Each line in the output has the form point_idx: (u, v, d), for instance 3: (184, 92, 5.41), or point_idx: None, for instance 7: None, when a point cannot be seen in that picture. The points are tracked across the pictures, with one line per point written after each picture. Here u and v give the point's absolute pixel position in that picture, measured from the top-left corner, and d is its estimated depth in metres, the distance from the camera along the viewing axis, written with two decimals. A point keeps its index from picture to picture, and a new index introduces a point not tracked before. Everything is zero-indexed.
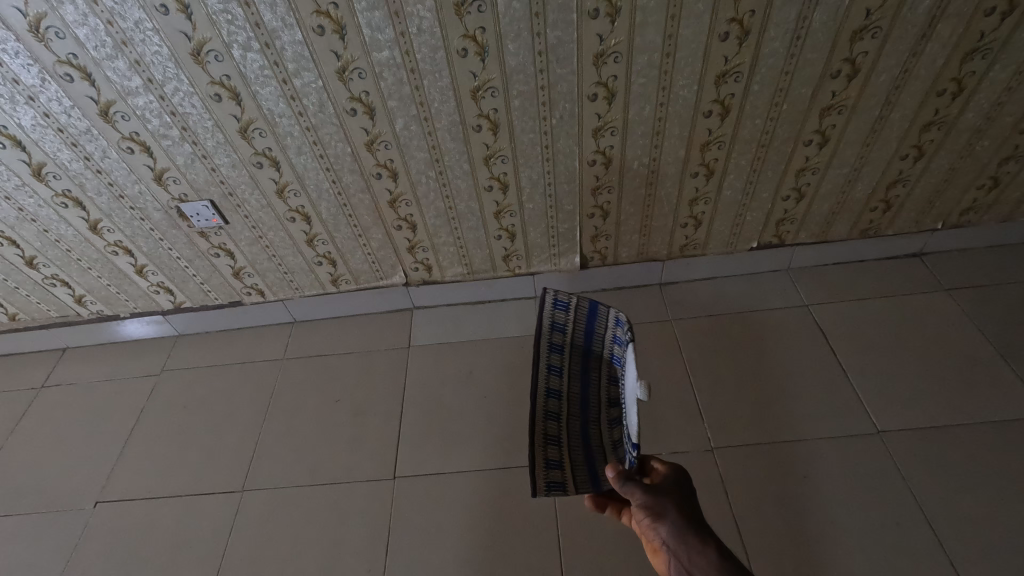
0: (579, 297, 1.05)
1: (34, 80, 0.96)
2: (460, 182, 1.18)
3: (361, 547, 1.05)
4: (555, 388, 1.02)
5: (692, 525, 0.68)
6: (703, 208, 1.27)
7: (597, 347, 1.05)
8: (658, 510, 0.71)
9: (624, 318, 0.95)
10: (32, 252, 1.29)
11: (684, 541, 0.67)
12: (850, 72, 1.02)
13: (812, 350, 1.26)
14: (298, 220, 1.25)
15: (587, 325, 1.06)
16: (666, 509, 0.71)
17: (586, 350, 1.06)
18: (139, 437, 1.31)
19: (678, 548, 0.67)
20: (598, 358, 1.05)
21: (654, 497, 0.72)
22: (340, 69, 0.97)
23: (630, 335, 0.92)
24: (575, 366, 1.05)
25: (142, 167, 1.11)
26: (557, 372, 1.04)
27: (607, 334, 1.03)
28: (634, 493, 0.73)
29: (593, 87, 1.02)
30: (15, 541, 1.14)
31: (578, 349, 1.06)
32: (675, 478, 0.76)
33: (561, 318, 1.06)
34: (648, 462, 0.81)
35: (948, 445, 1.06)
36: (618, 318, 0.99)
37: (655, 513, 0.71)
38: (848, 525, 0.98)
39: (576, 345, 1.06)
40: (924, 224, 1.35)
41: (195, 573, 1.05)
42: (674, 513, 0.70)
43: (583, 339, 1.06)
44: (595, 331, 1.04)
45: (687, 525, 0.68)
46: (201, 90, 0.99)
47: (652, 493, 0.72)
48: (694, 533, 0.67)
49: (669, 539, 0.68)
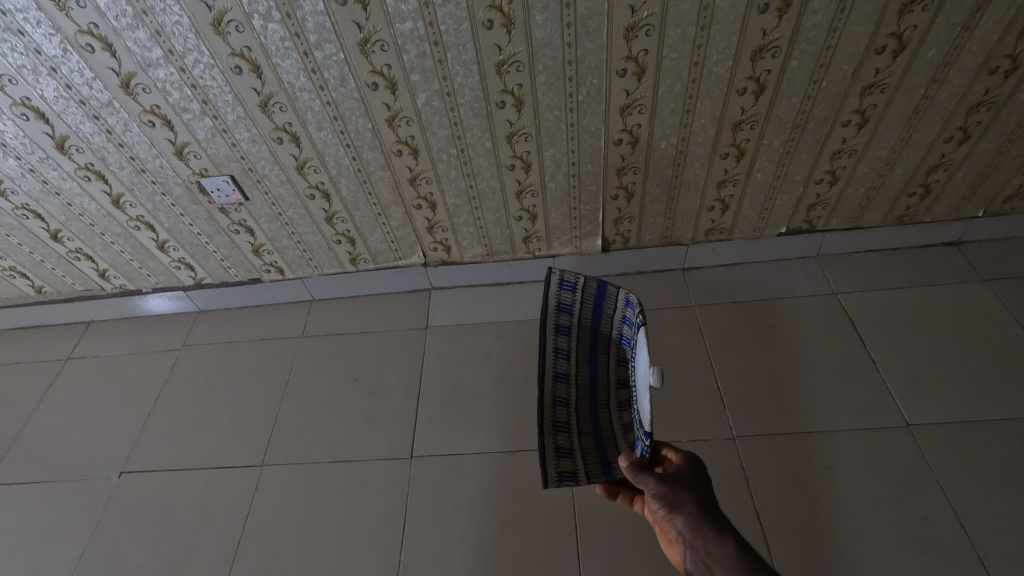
0: (587, 277, 0.99)
1: (56, 50, 0.95)
2: (482, 160, 1.15)
3: (378, 525, 1.06)
4: (563, 372, 0.98)
5: (709, 517, 0.65)
6: (731, 191, 1.23)
7: (606, 328, 1.00)
8: (673, 501, 0.68)
9: (635, 301, 0.88)
10: (57, 226, 1.30)
11: (700, 532, 0.64)
12: (895, 48, 0.96)
13: (840, 340, 1.22)
14: (318, 197, 1.23)
15: (595, 305, 1.00)
16: (681, 499, 0.68)
17: (594, 331, 1.01)
18: (161, 410, 1.33)
19: (694, 540, 0.64)
20: (607, 339, 1.00)
21: (668, 487, 0.69)
22: (363, 41, 0.95)
23: (642, 319, 0.84)
24: (583, 349, 1.01)
25: (163, 141, 1.10)
26: (565, 355, 1.00)
27: (616, 315, 0.97)
28: (647, 483, 0.70)
29: (623, 62, 0.98)
30: (44, 508, 1.18)
31: (587, 330, 1.01)
32: (690, 466, 0.73)
33: (568, 299, 1.01)
34: (660, 450, 0.77)
35: (982, 441, 1.02)
36: (628, 300, 0.92)
37: (670, 503, 0.68)
38: (873, 519, 0.96)
39: (583, 326, 1.01)
40: (964, 211, 1.29)
41: (217, 544, 1.07)
42: (689, 504, 0.67)
43: (591, 320, 1.01)
44: (604, 312, 0.99)
45: (703, 516, 0.66)
46: (222, 62, 0.97)
47: (666, 483, 0.70)
48: (710, 525, 0.64)
49: (685, 531, 0.65)
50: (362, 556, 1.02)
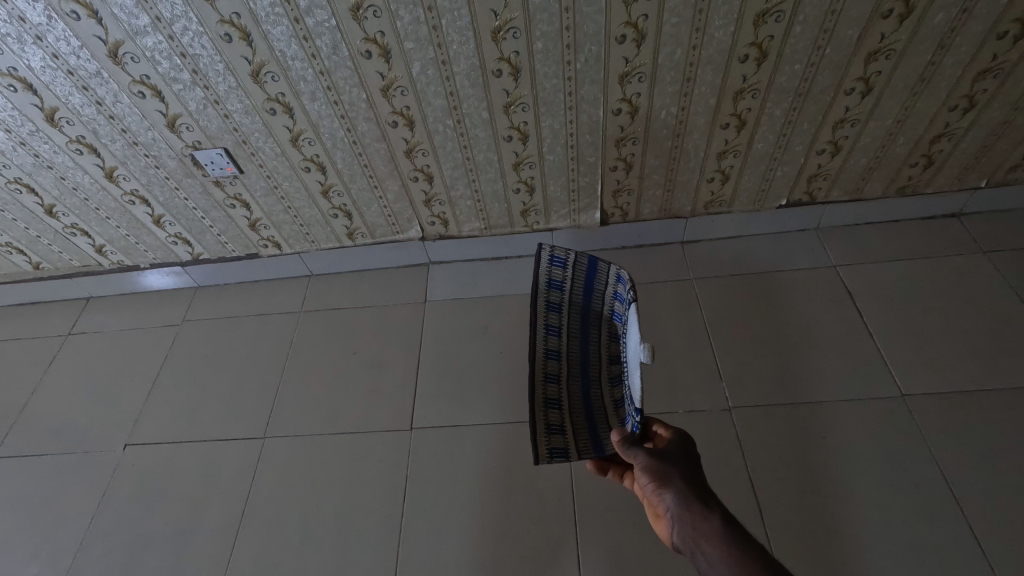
0: (578, 253, 0.98)
1: (40, 18, 0.93)
2: (479, 131, 1.13)
3: (379, 494, 1.08)
4: (554, 349, 0.99)
5: (698, 493, 0.65)
6: (731, 162, 1.22)
7: (597, 304, 1.00)
8: (663, 476, 0.69)
9: (626, 277, 0.88)
10: (51, 201, 1.29)
11: (688, 508, 0.64)
12: (902, 12, 0.94)
13: (839, 312, 1.23)
14: (314, 169, 1.22)
15: (586, 282, 1.00)
16: (670, 474, 0.68)
17: (585, 308, 1.01)
18: (163, 384, 1.34)
19: (682, 515, 0.64)
20: (598, 316, 1.01)
21: (658, 462, 0.70)
22: (354, 7, 0.92)
23: (632, 294, 0.85)
24: (574, 325, 1.01)
25: (154, 113, 1.09)
26: (556, 332, 1.00)
27: (607, 291, 0.97)
28: (638, 457, 0.71)
29: (622, 28, 0.96)
30: (51, 480, 1.20)
31: (578, 306, 1.01)
32: (680, 444, 0.74)
33: (559, 275, 1.00)
34: (651, 426, 0.79)
35: (975, 410, 1.03)
36: (619, 276, 0.92)
37: (659, 478, 0.69)
38: (864, 486, 0.98)
39: (575, 303, 1.01)
40: (966, 182, 1.28)
41: (222, 513, 1.10)
42: (679, 479, 0.67)
43: (582, 296, 1.01)
44: (595, 288, 0.99)
45: (691, 491, 0.66)
46: (211, 30, 0.95)
47: (657, 459, 0.70)
48: (698, 500, 0.64)
49: (673, 505, 0.65)
50: (365, 524, 1.05)
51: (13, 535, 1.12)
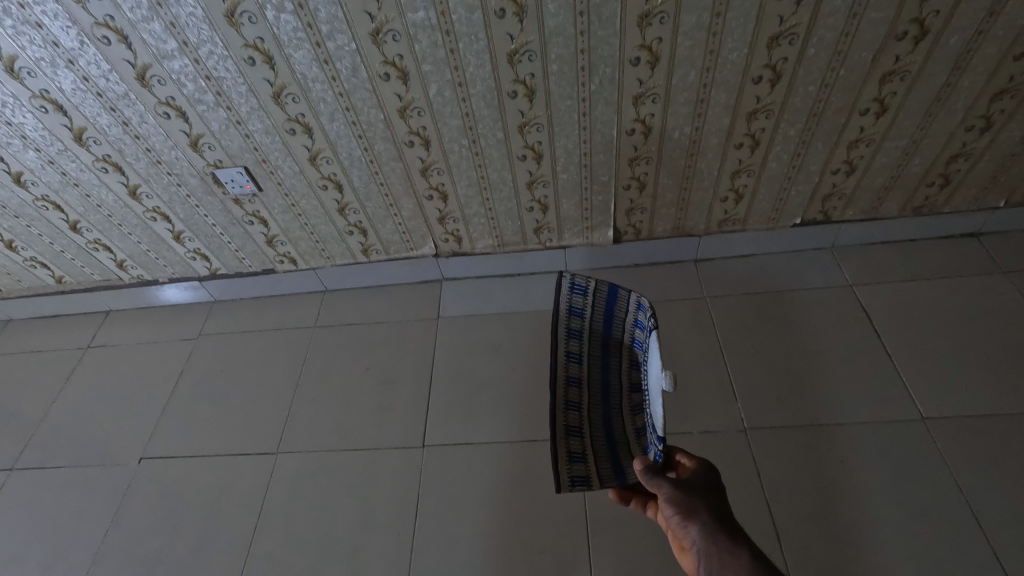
0: (598, 281, 0.98)
1: (73, 43, 0.97)
2: (494, 150, 1.15)
3: (390, 512, 1.07)
4: (575, 375, 0.97)
5: (725, 527, 0.64)
6: (745, 181, 1.22)
7: (618, 332, 0.99)
8: (688, 508, 0.67)
9: (646, 302, 0.87)
10: (76, 217, 1.32)
11: (715, 542, 0.63)
12: (917, 34, 0.94)
13: (855, 333, 1.21)
14: (331, 187, 1.24)
15: (606, 309, 1.00)
16: (695, 507, 0.67)
17: (605, 336, 1.01)
18: (178, 398, 1.35)
19: (708, 549, 0.63)
20: (618, 343, 1.00)
21: (683, 494, 0.68)
22: (375, 31, 0.95)
23: (653, 321, 0.83)
24: (595, 353, 1.00)
25: (178, 133, 1.12)
26: (577, 359, 0.99)
27: (627, 319, 0.96)
28: (661, 487, 0.69)
29: (637, 50, 0.97)
30: (67, 493, 1.21)
31: (598, 334, 1.01)
32: (703, 475, 0.72)
33: (579, 303, 1.00)
34: (673, 455, 0.78)
35: (999, 434, 1.01)
36: (639, 302, 0.91)
37: (684, 510, 0.67)
38: (884, 514, 0.95)
39: (595, 331, 1.01)
40: (984, 201, 1.27)
41: (234, 528, 1.10)
42: (704, 512, 0.66)
43: (602, 324, 1.01)
44: (615, 315, 0.98)
45: (717, 525, 0.64)
46: (235, 54, 0.98)
47: (681, 490, 0.69)
48: (725, 534, 0.63)
49: (699, 538, 0.64)
50: (376, 543, 1.04)
51: (27, 548, 1.13)
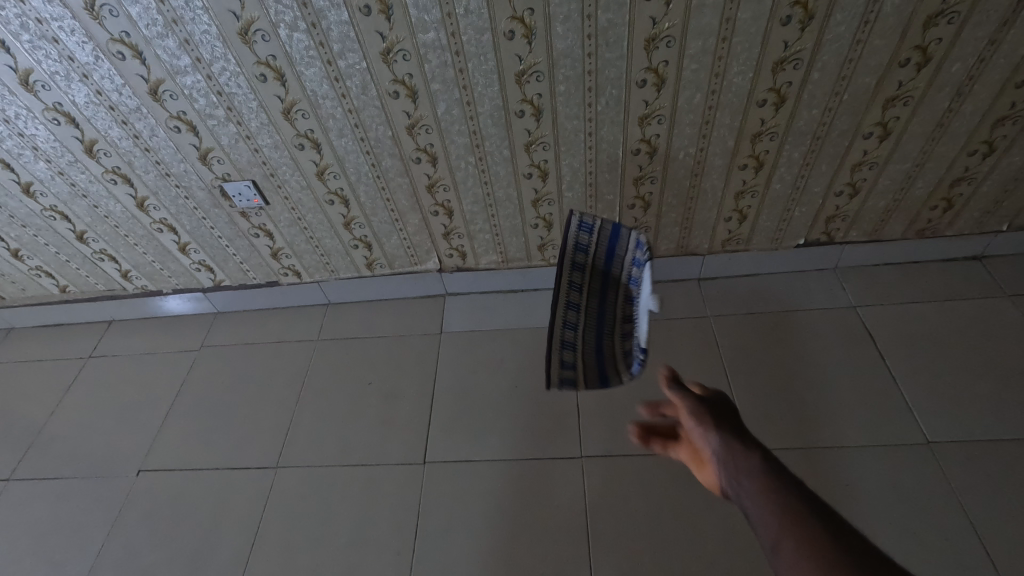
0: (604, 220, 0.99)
1: (88, 58, 0.98)
2: (500, 168, 1.16)
3: (390, 529, 1.06)
4: (573, 304, 0.99)
5: (742, 436, 0.64)
6: (749, 201, 1.22)
7: (617, 268, 0.99)
8: (707, 422, 0.68)
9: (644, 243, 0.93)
10: (83, 227, 1.33)
11: (731, 450, 0.63)
12: (920, 61, 0.96)
13: (859, 355, 1.21)
14: (338, 202, 1.25)
15: (609, 247, 1.00)
16: (713, 420, 0.68)
17: (605, 272, 1.00)
18: (178, 410, 1.35)
19: (725, 455, 0.63)
20: (617, 280, 1.00)
21: (703, 409, 0.69)
22: (385, 50, 0.96)
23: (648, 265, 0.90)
24: (594, 287, 1.01)
25: (188, 146, 1.13)
26: (575, 290, 1.00)
27: (628, 258, 0.98)
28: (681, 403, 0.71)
29: (643, 73, 0.98)
30: (63, 505, 1.20)
31: (598, 269, 1.01)
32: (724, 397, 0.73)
33: (585, 240, 1.00)
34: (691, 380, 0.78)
35: (1006, 459, 1.00)
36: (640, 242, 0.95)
37: (703, 423, 0.68)
38: (891, 540, 0.94)
39: (596, 266, 1.01)
40: (986, 225, 1.28)
41: (231, 544, 1.08)
42: (723, 425, 0.67)
43: (603, 260, 1.00)
44: (617, 253, 0.99)
45: (735, 434, 0.65)
46: (247, 70, 0.99)
47: (700, 404, 0.70)
48: (742, 442, 0.63)
49: (716, 446, 0.64)
50: (375, 562, 1.02)
51: (21, 561, 1.11)
